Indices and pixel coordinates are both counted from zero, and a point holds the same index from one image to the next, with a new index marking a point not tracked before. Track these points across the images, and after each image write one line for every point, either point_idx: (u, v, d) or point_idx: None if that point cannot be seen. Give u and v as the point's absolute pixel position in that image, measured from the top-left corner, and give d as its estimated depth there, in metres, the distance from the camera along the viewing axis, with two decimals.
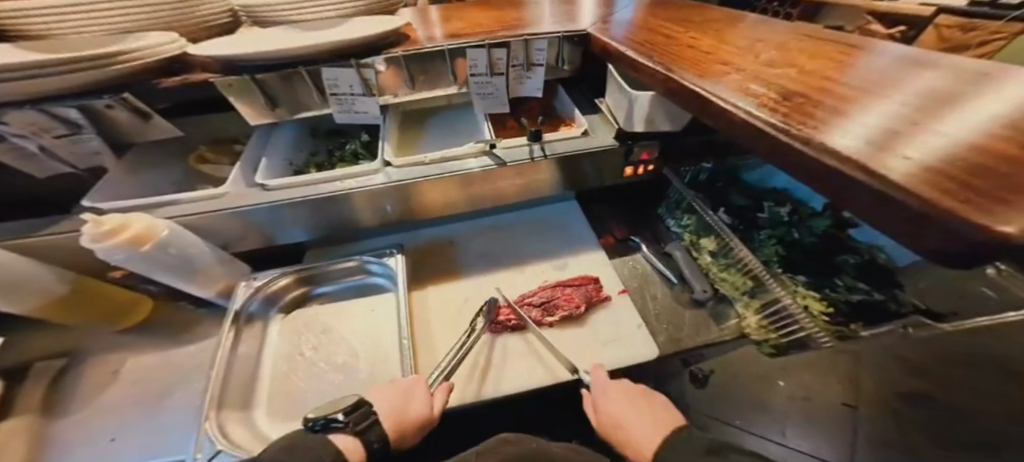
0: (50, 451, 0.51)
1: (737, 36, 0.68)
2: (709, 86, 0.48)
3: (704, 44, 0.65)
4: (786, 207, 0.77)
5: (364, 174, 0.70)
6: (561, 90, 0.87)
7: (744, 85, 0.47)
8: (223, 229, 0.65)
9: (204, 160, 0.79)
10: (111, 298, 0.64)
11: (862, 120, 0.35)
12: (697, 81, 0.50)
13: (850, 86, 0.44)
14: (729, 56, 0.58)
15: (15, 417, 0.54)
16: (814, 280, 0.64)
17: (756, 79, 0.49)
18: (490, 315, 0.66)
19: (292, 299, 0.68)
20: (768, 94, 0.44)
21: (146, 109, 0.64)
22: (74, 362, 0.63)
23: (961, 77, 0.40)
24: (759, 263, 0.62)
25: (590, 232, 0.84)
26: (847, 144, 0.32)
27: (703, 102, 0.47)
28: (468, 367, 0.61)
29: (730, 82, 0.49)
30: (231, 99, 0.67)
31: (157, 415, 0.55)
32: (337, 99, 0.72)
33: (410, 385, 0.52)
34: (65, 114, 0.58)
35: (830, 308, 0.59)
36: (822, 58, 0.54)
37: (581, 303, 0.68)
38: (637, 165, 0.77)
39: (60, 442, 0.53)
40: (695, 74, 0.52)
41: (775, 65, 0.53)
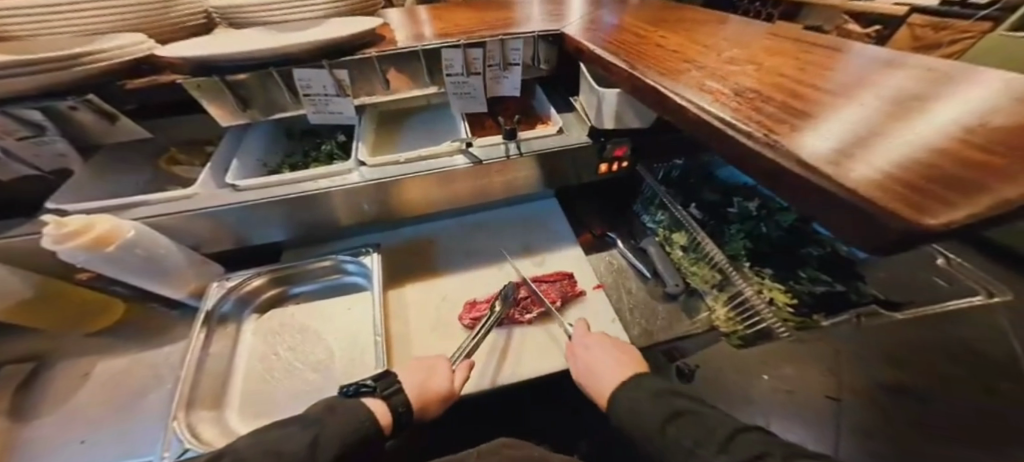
0: (16, 455, 0.51)
1: (705, 35, 0.70)
2: (670, 83, 0.49)
3: (672, 42, 0.66)
4: (754, 202, 0.79)
5: (338, 174, 0.70)
6: (538, 89, 0.88)
7: (702, 82, 0.49)
8: (195, 230, 0.65)
9: (176, 162, 0.79)
10: (79, 301, 0.63)
11: (814, 119, 0.36)
12: (659, 78, 0.51)
13: (800, 84, 0.46)
14: (696, 55, 0.60)
15: None
16: (779, 272, 0.66)
17: (714, 76, 0.51)
18: (512, 298, 0.68)
19: (266, 299, 0.68)
20: (723, 90, 0.46)
21: (113, 110, 0.63)
22: (42, 367, 0.62)
23: (905, 77, 0.41)
24: (724, 257, 0.64)
25: (568, 229, 0.86)
26: (798, 142, 0.33)
27: (663, 98, 0.48)
28: (487, 351, 0.63)
29: (690, 79, 0.50)
30: (200, 100, 0.67)
31: (128, 417, 0.55)
32: (311, 99, 0.71)
33: (438, 360, 0.55)
34: (29, 116, 0.58)
35: (795, 299, 0.61)
36: (781, 56, 0.56)
37: (556, 297, 0.70)
38: (612, 162, 0.79)
39: (26, 447, 0.52)
40: (660, 72, 0.53)
41: (736, 63, 0.55)
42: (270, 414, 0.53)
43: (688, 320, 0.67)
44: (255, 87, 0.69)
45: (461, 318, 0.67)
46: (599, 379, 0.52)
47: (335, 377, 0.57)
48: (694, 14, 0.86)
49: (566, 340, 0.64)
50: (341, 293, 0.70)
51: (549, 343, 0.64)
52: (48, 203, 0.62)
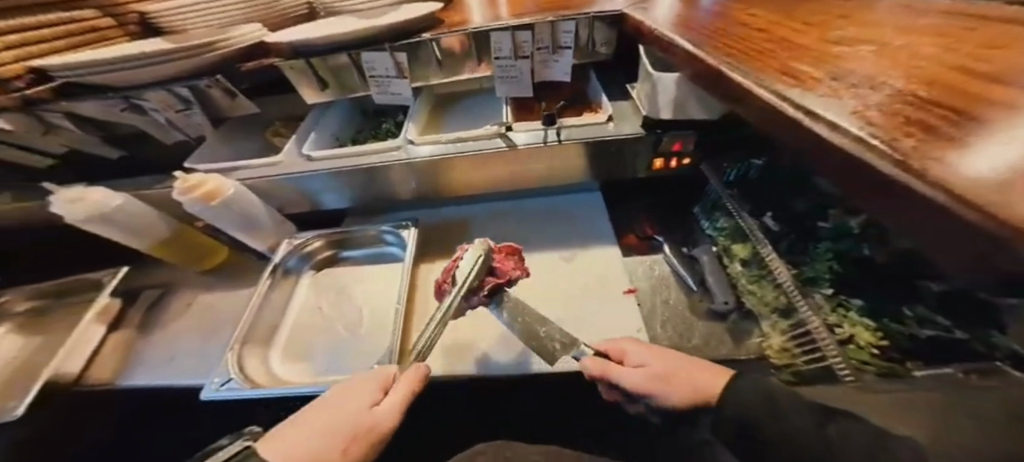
0: (133, 360, 0.72)
1: (812, 10, 0.55)
2: (736, 65, 0.40)
3: (763, 20, 0.54)
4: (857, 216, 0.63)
5: (388, 150, 0.76)
6: (593, 75, 0.81)
7: (789, 64, 0.38)
8: (274, 193, 0.77)
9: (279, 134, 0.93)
10: (200, 244, 0.82)
11: (952, 104, 0.24)
12: (728, 60, 0.42)
13: (947, 61, 0.32)
14: (787, 32, 0.48)
15: (121, 330, 0.77)
16: (869, 304, 0.53)
17: (806, 56, 0.39)
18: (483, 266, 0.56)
19: (323, 258, 0.78)
20: (813, 72, 0.35)
21: (232, 88, 0.75)
22: (163, 295, 0.84)
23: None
24: (789, 276, 0.53)
25: (608, 227, 0.80)
26: (899, 130, 0.22)
27: (724, 83, 0.40)
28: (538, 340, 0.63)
29: (767, 60, 0.40)
30: (294, 81, 0.77)
31: (198, 345, 0.72)
32: (375, 81, 0.76)
33: (343, 394, 0.48)
34: (180, 93, 0.74)
35: (884, 341, 0.48)
36: (924, 26, 0.40)
37: (507, 277, 0.57)
38: (667, 157, 0.71)
39: (138, 358, 0.72)
40: (726, 53, 0.44)
41: (845, 37, 0.42)
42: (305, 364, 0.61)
43: (728, 343, 0.58)
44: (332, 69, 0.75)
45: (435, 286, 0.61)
46: (667, 391, 0.43)
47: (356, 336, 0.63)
48: None
49: (562, 336, 0.52)
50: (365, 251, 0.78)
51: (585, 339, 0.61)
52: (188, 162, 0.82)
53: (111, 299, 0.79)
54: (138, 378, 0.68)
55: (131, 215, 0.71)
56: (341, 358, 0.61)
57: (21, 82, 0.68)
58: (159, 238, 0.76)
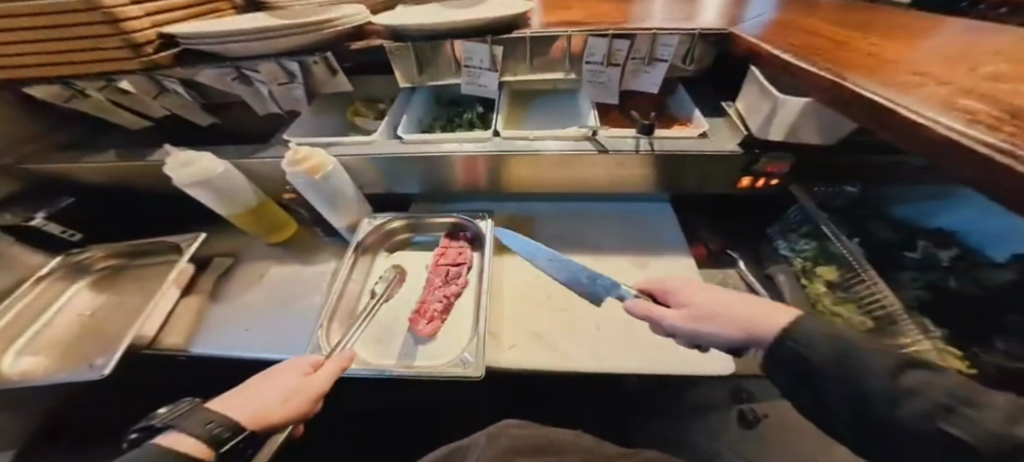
0: (206, 327, 0.72)
1: (947, 39, 0.53)
2: (893, 92, 0.39)
3: (895, 50, 0.52)
4: (949, 251, 0.62)
5: (475, 141, 0.78)
6: (681, 89, 0.80)
7: (952, 100, 0.37)
8: (361, 172, 0.80)
9: (358, 114, 0.97)
10: (277, 216, 0.85)
11: None
12: (873, 88, 0.41)
13: None
14: (927, 64, 0.47)
15: (195, 296, 0.78)
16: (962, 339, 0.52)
17: (968, 92, 0.38)
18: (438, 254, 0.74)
19: (398, 240, 0.81)
20: (990, 110, 0.34)
21: (337, 67, 0.80)
22: (235, 264, 0.86)
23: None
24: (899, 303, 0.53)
25: (678, 236, 0.80)
26: None
27: (877, 109, 0.39)
28: (616, 338, 0.62)
29: (922, 95, 0.39)
30: (393, 65, 0.80)
31: (276, 316, 0.73)
32: (468, 71, 0.78)
33: (275, 373, 0.46)
34: (289, 67, 0.79)
35: (972, 369, 0.47)
36: None
37: (456, 261, 0.73)
38: (756, 176, 0.71)
39: (211, 326, 0.72)
40: (868, 81, 0.43)
41: (1004, 75, 0.40)
42: (385, 345, 0.62)
43: None
44: (432, 55, 0.78)
45: (443, 267, 0.72)
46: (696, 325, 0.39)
47: (431, 305, 0.65)
48: (901, 17, 0.66)
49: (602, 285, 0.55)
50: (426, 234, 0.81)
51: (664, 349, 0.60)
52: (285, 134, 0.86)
53: (189, 262, 0.82)
54: (213, 346, 0.68)
55: (230, 182, 0.74)
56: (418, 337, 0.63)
57: (152, 48, 0.73)
58: (246, 206, 0.79)
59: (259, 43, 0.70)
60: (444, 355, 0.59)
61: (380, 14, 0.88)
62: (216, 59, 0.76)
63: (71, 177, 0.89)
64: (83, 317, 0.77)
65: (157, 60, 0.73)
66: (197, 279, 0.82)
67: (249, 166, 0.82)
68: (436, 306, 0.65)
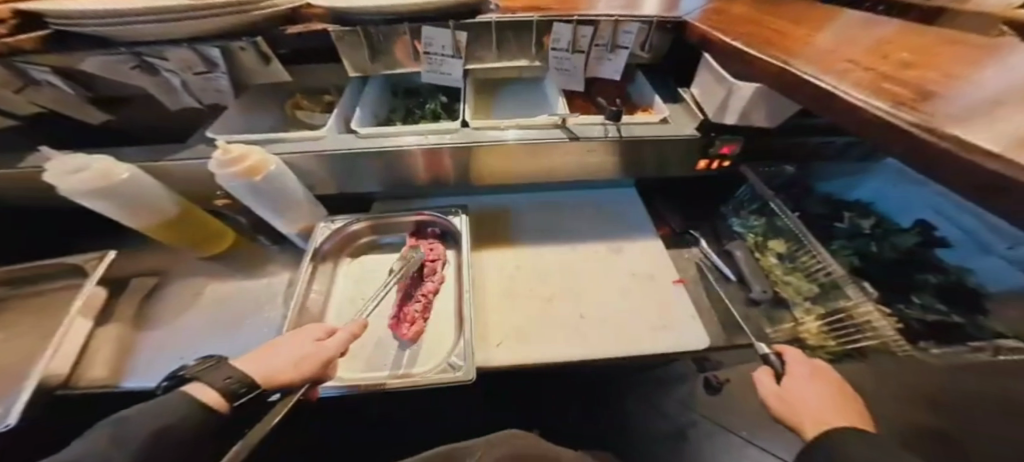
0: (133, 357, 0.59)
1: (866, 27, 0.60)
2: (838, 74, 0.44)
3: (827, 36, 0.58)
4: (869, 220, 0.76)
5: (441, 132, 0.73)
6: (639, 76, 0.84)
7: (884, 78, 0.42)
8: (313, 171, 0.71)
9: (301, 107, 0.86)
10: (207, 227, 0.72)
11: None
12: (817, 71, 0.45)
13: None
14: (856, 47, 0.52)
15: (114, 324, 0.64)
16: (883, 295, 0.62)
17: (893, 71, 0.43)
18: (412, 250, 0.69)
19: (361, 244, 0.74)
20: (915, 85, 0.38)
21: (270, 54, 0.71)
22: (160, 286, 0.72)
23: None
24: (844, 273, 0.59)
25: (647, 220, 0.84)
26: None
27: (817, 91, 0.43)
28: (602, 322, 0.63)
29: (858, 75, 0.43)
30: (340, 53, 0.72)
31: (225, 337, 0.62)
32: (428, 58, 0.73)
33: (289, 338, 0.47)
34: (207, 53, 0.67)
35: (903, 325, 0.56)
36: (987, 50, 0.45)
37: (432, 257, 0.68)
38: (713, 159, 0.76)
39: (141, 355, 0.60)
40: (811, 65, 0.48)
41: (917, 57, 0.46)
42: (363, 364, 0.55)
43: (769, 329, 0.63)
44: (388, 41, 0.71)
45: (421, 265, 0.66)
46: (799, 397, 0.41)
47: (409, 307, 0.60)
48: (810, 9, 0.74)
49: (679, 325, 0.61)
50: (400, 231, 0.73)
51: (648, 329, 0.62)
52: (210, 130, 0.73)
53: (97, 287, 0.67)
54: (145, 377, 0.56)
55: (141, 189, 0.61)
56: (397, 349, 0.57)
57: (8, 28, 0.58)
58: (165, 217, 0.66)
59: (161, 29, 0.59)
60: (430, 362, 0.55)
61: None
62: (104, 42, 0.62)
63: None
64: None
65: (18, 43, 0.59)
66: (111, 307, 0.67)
67: (165, 168, 0.68)
68: (415, 307, 0.60)
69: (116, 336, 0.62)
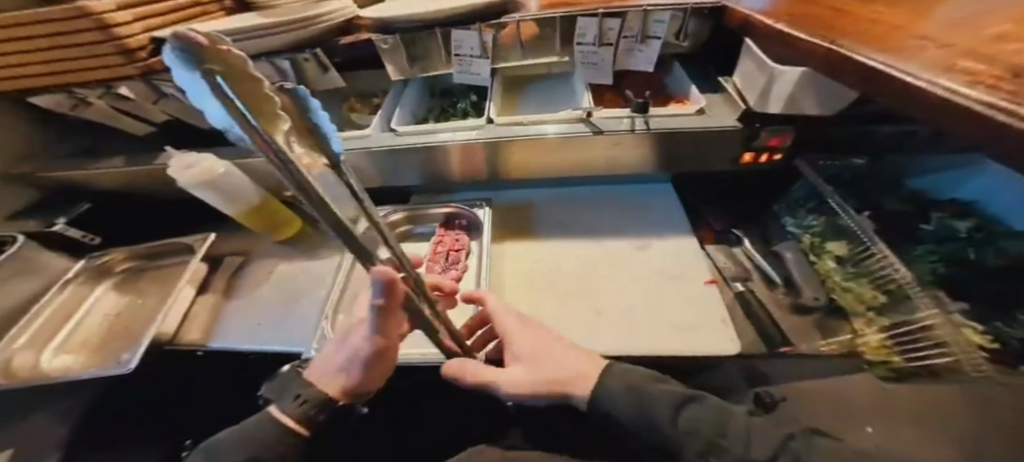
0: (219, 324, 0.73)
1: None
2: (903, 53, 0.37)
3: (899, 7, 0.50)
4: (968, 221, 0.61)
5: (472, 129, 0.77)
6: (677, 66, 0.79)
7: (967, 51, 0.35)
8: (359, 166, 0.80)
9: (353, 109, 0.97)
10: (280, 217, 0.85)
11: None
12: (873, 50, 0.39)
13: None
14: (939, 18, 0.44)
15: (210, 294, 0.80)
16: (976, 309, 0.50)
17: (979, 43, 0.36)
18: (437, 238, 0.75)
19: (398, 232, 0.81)
20: (1006, 59, 0.32)
21: (327, 64, 0.81)
22: (244, 264, 0.87)
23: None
24: (913, 279, 0.51)
25: (683, 219, 0.79)
26: None
27: (871, 74, 0.38)
28: (620, 319, 0.62)
29: (929, 51, 0.37)
30: (384, 59, 0.79)
31: (286, 310, 0.74)
32: (459, 59, 0.77)
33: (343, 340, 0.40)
34: (280, 65, 0.78)
35: (995, 344, 0.45)
36: None
37: (456, 247, 0.73)
38: (758, 151, 0.70)
39: (222, 323, 0.74)
40: (867, 43, 0.42)
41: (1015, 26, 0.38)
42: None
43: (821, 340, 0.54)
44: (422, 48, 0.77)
45: (448, 252, 0.73)
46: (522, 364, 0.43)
47: None
48: None
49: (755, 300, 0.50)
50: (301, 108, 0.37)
51: (669, 330, 0.60)
52: None
53: (200, 262, 0.84)
54: (224, 340, 0.70)
55: (232, 181, 0.76)
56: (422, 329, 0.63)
57: (146, 53, 0.72)
58: (248, 205, 0.80)
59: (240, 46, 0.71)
60: None
61: (369, 7, 0.87)
62: None
63: (81, 185, 0.90)
64: (107, 320, 0.80)
65: (152, 64, 0.72)
66: (210, 279, 0.83)
67: (248, 165, 0.82)
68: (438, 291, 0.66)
69: (211, 303, 0.77)
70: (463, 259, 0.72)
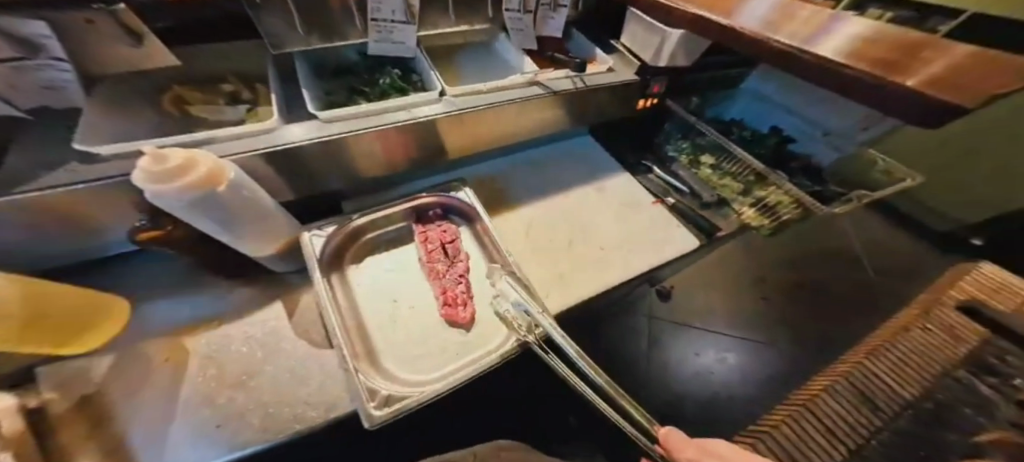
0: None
1: None
2: None
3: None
4: (747, 131, 1.08)
5: (425, 102, 0.67)
6: (576, 32, 0.89)
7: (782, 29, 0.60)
8: (271, 173, 0.57)
9: (188, 100, 0.64)
10: (83, 300, 0.47)
11: None
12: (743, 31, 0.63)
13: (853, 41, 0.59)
14: (743, 9, 0.71)
15: None
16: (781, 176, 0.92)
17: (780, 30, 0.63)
18: (421, 239, 0.66)
19: (360, 246, 0.65)
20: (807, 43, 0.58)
21: (142, 27, 0.51)
22: None
23: (869, 30, 0.65)
24: (763, 166, 0.87)
25: (611, 161, 0.96)
26: None
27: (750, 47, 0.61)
28: (616, 251, 0.75)
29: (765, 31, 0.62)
30: (263, 20, 0.62)
31: (247, 392, 0.49)
32: (377, 25, 0.67)
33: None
34: (22, 29, 0.43)
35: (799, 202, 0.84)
36: (796, 17, 0.70)
37: (452, 238, 0.67)
38: (648, 97, 0.91)
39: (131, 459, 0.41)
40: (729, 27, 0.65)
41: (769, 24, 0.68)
42: (433, 360, 0.54)
43: (723, 224, 0.84)
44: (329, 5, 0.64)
45: (447, 247, 0.65)
46: None
47: (454, 290, 0.60)
48: None
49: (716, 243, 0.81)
50: (515, 279, 0.60)
51: (648, 248, 0.77)
52: (74, 142, 0.48)
53: None
54: None
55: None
56: (456, 335, 0.57)
57: None
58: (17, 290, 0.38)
59: None
60: (495, 333, 0.58)
61: None
62: None
63: None
64: None
65: None
66: None
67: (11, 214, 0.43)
68: (460, 288, 0.61)
69: None
70: (467, 250, 0.67)
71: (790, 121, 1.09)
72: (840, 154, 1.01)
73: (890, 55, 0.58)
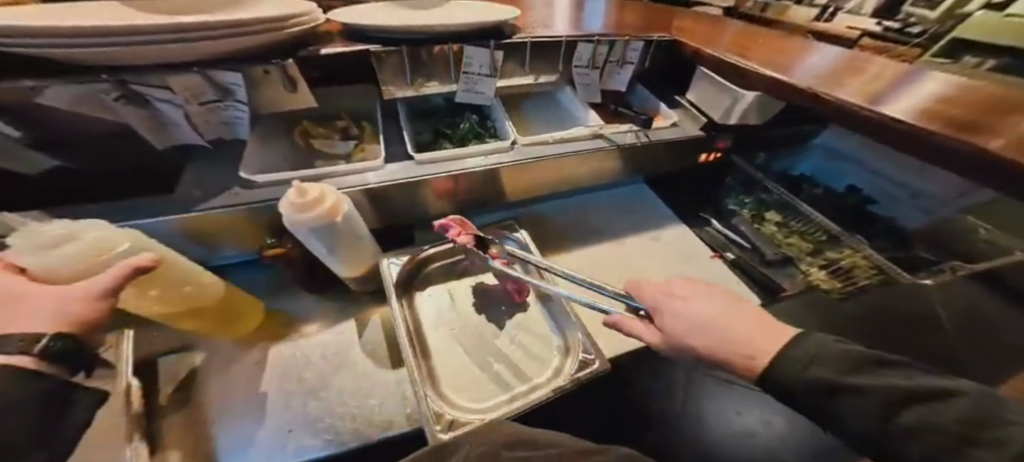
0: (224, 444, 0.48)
1: (799, 48, 0.82)
2: (859, 100, 0.60)
3: (784, 57, 0.78)
4: (819, 188, 1.03)
5: (500, 150, 0.76)
6: (640, 87, 0.95)
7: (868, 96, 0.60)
8: (370, 202, 0.68)
9: (311, 136, 0.78)
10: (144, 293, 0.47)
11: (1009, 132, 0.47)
12: (842, 94, 0.62)
13: (960, 105, 0.56)
14: (818, 71, 0.72)
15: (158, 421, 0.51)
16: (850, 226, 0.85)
17: (866, 94, 0.62)
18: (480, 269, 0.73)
19: (426, 274, 0.73)
20: (924, 108, 0.56)
21: (297, 78, 0.65)
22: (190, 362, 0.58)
23: (955, 89, 0.60)
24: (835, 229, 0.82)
25: (667, 212, 0.98)
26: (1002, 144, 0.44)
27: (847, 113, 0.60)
28: None
29: (858, 95, 0.62)
30: (379, 75, 0.75)
31: (325, 397, 0.56)
32: (466, 77, 0.79)
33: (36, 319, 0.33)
34: (223, 80, 0.57)
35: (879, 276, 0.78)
36: (878, 76, 0.68)
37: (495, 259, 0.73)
38: (712, 152, 0.93)
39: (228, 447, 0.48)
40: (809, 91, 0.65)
41: (849, 83, 0.67)
42: (484, 391, 0.57)
43: (787, 284, 0.79)
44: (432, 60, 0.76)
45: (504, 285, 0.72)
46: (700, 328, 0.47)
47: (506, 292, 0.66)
48: (757, 28, 0.96)
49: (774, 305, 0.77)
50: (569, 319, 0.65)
51: None
52: (242, 173, 0.63)
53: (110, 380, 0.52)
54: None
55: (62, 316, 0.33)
56: (506, 370, 0.61)
57: None
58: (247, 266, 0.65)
59: (168, 48, 0.47)
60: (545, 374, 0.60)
61: (334, 14, 0.75)
62: (81, 71, 0.48)
63: None
64: None
65: None
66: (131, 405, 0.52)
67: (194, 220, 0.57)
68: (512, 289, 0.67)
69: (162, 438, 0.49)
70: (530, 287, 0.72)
71: (868, 182, 1.03)
72: (934, 218, 0.91)
73: (972, 114, 0.53)
